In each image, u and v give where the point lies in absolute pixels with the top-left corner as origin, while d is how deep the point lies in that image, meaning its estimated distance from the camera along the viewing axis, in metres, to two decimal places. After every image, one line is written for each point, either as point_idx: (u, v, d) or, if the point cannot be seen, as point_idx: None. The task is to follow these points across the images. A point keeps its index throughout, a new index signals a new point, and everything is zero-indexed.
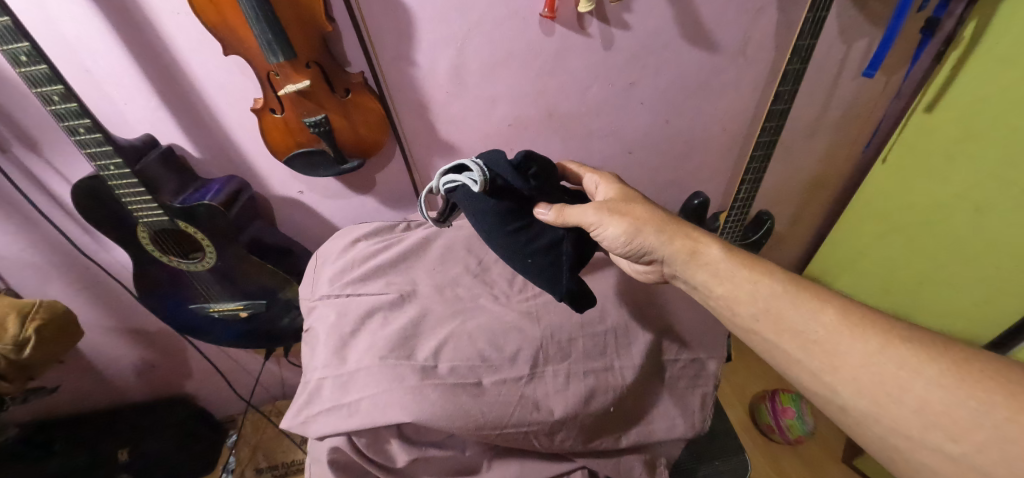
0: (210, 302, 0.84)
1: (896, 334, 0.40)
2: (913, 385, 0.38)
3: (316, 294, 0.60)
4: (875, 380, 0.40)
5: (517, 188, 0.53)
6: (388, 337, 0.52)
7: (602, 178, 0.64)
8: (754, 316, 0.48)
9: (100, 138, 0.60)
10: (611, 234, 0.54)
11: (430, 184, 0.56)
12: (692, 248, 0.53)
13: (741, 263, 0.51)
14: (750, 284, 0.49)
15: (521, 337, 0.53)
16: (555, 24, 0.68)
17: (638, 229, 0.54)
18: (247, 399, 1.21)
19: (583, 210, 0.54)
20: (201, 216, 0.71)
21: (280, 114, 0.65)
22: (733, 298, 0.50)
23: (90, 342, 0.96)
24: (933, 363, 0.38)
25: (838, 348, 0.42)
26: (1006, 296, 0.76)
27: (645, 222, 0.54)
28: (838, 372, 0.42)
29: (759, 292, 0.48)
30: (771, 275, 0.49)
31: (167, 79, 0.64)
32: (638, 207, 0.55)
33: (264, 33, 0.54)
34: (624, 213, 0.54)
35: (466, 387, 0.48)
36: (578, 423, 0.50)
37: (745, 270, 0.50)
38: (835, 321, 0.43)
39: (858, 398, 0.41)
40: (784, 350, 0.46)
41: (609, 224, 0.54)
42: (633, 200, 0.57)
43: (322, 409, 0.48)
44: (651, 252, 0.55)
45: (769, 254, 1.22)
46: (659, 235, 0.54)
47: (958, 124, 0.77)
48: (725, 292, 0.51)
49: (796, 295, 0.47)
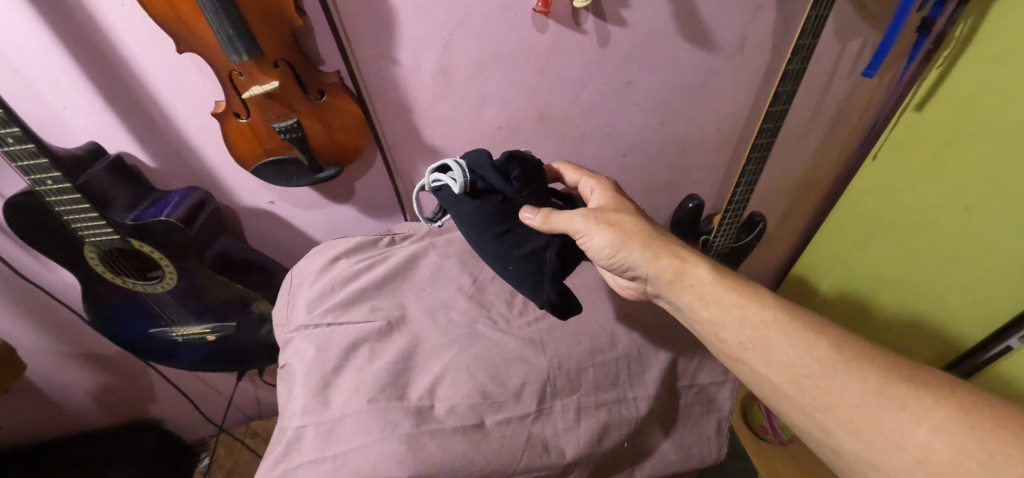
0: (173, 326, 0.76)
1: (898, 373, 0.39)
2: (916, 432, 0.36)
3: (292, 324, 0.54)
4: (874, 424, 0.38)
5: (497, 189, 0.49)
6: (377, 374, 0.47)
7: (599, 183, 0.58)
8: (742, 344, 0.45)
9: (33, 149, 0.52)
10: (596, 243, 0.50)
11: (418, 182, 0.53)
12: (680, 266, 0.49)
13: (731, 286, 0.47)
14: (739, 308, 0.46)
15: (525, 368, 0.49)
16: (548, 20, 0.63)
17: (625, 242, 0.50)
18: (218, 422, 1.14)
19: (570, 217, 0.49)
20: (158, 234, 0.63)
21: (245, 119, 0.58)
22: (719, 326, 0.46)
23: (38, 371, 0.87)
24: (935, 407, 0.36)
25: (836, 385, 0.40)
26: (993, 298, 0.77)
27: (633, 235, 0.50)
28: (832, 411, 0.40)
29: (748, 318, 0.45)
30: (763, 301, 0.46)
31: (113, 79, 0.56)
32: (627, 217, 0.51)
33: (223, 28, 0.47)
34: (612, 223, 0.50)
35: (466, 430, 0.44)
36: (591, 462, 0.46)
37: (734, 294, 0.46)
38: (830, 355, 0.41)
39: (855, 443, 0.38)
40: (773, 383, 0.43)
41: (595, 233, 0.49)
42: (624, 209, 0.53)
43: (302, 462, 0.42)
44: (635, 268, 0.50)
45: (758, 253, 1.22)
46: (645, 251, 0.49)
47: (947, 126, 0.76)
48: (710, 316, 0.47)
49: (790, 327, 0.44)
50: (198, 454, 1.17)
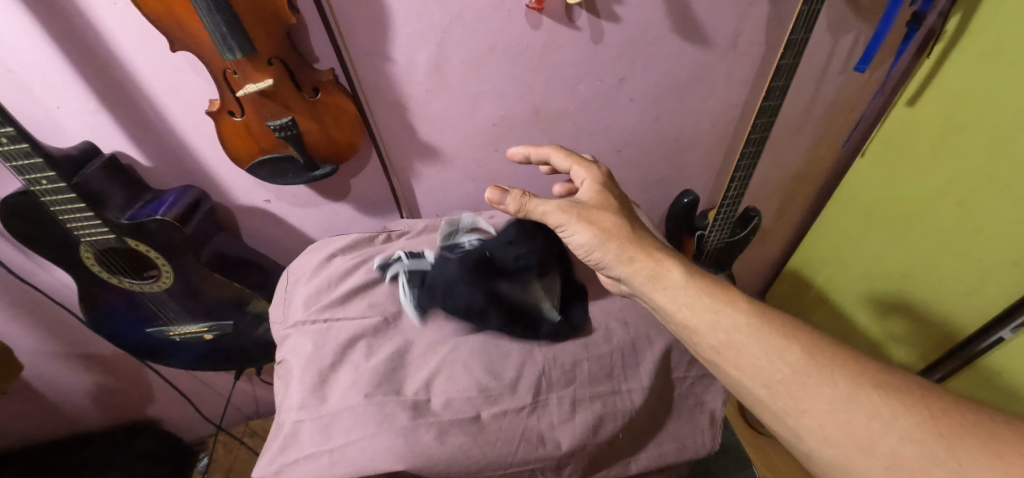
0: (170, 325, 0.76)
1: (869, 379, 0.37)
2: (886, 439, 0.34)
3: (289, 321, 0.54)
4: (844, 430, 0.36)
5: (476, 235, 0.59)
6: (374, 369, 0.47)
7: (589, 173, 0.57)
8: (713, 348, 0.44)
9: (27, 149, 0.51)
10: (574, 239, 0.52)
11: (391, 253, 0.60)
12: (654, 269, 0.48)
13: (702, 290, 0.46)
14: (711, 313, 0.44)
15: (521, 361, 0.50)
16: (542, 16, 0.64)
17: (601, 243, 0.51)
18: (217, 421, 1.14)
19: (547, 210, 0.52)
20: (154, 233, 0.63)
21: (240, 117, 0.58)
22: (690, 328, 0.45)
23: (35, 372, 0.87)
24: (906, 415, 0.34)
25: (806, 391, 0.38)
26: (983, 290, 0.78)
27: (612, 236, 0.50)
28: (804, 417, 0.38)
29: (719, 322, 0.44)
30: (735, 305, 0.44)
31: (107, 78, 0.56)
32: (608, 218, 0.51)
33: (216, 26, 0.47)
34: (591, 221, 0.51)
35: (462, 423, 0.44)
36: (587, 454, 0.46)
37: (705, 298, 0.45)
38: (801, 360, 0.39)
39: (826, 449, 0.37)
40: (746, 387, 0.42)
41: (574, 230, 0.51)
42: (606, 208, 0.53)
43: (300, 455, 0.42)
44: (611, 268, 0.51)
45: (753, 248, 1.23)
46: (620, 254, 0.50)
47: (939, 120, 0.77)
48: (680, 319, 0.46)
49: (761, 330, 0.42)
50: (197, 453, 1.17)
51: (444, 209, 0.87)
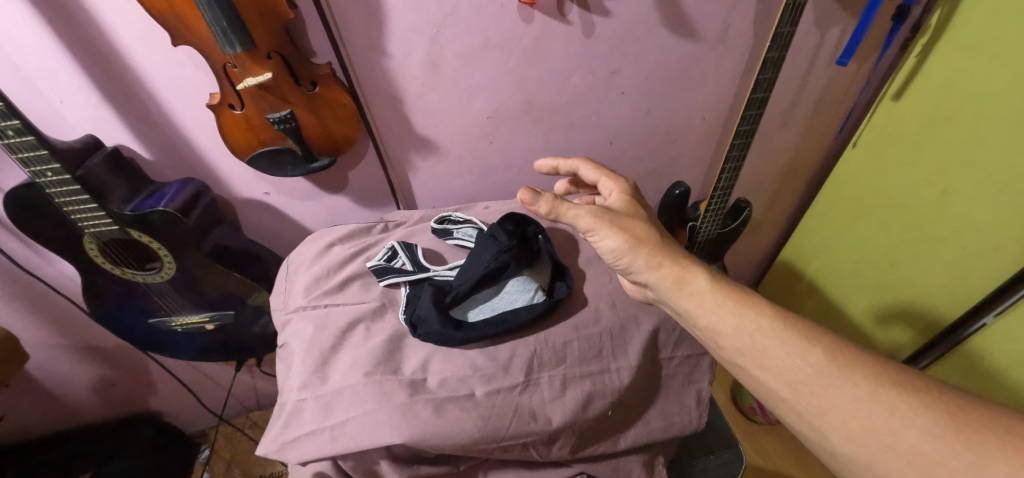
0: (172, 316, 0.78)
1: (888, 377, 0.37)
2: (905, 434, 0.34)
3: (290, 306, 0.56)
4: (865, 427, 0.36)
5: (486, 231, 0.60)
6: (372, 351, 0.49)
7: (617, 184, 0.57)
8: (739, 351, 0.44)
9: (32, 142, 0.53)
10: (604, 244, 0.51)
11: (390, 244, 0.61)
12: (679, 275, 0.48)
13: (729, 295, 0.47)
14: (737, 317, 0.45)
15: (514, 343, 0.52)
16: (534, 11, 0.65)
17: (630, 248, 0.50)
18: (218, 413, 1.16)
19: (580, 214, 0.50)
20: (156, 224, 0.64)
21: (240, 110, 0.60)
22: (716, 334, 0.46)
23: (39, 364, 0.88)
24: (924, 410, 0.35)
25: (828, 390, 0.38)
26: (965, 278, 0.80)
27: (642, 242, 0.50)
28: (827, 415, 0.38)
29: (744, 325, 0.44)
30: (758, 309, 0.45)
31: (110, 72, 0.57)
32: (638, 224, 0.51)
33: (216, 21, 0.48)
34: (623, 227, 0.50)
35: (456, 400, 0.46)
36: (576, 429, 0.48)
37: (730, 303, 0.46)
38: (823, 361, 0.40)
39: (849, 444, 0.37)
40: (771, 388, 0.42)
41: (606, 236, 0.50)
42: (634, 216, 0.53)
43: (303, 432, 0.44)
44: (638, 274, 0.51)
45: (745, 240, 1.25)
46: (650, 260, 0.49)
47: (924, 111, 0.79)
48: (708, 323, 0.46)
49: (784, 333, 0.42)
50: (198, 445, 1.19)
51: (439, 202, 0.89)
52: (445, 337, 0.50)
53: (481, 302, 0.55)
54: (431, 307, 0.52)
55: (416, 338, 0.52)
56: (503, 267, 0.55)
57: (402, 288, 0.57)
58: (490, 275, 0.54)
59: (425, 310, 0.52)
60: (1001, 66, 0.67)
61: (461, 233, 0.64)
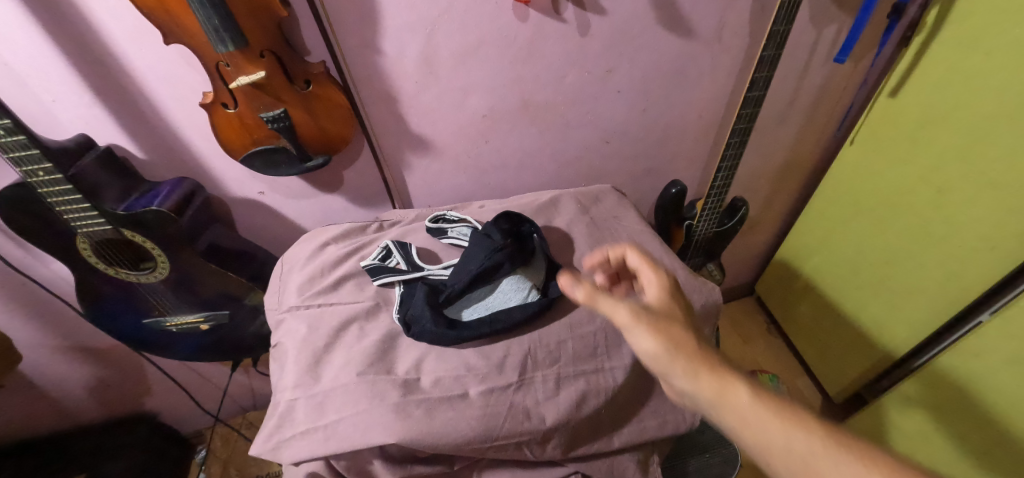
0: (166, 316, 0.77)
1: None
2: None
3: (284, 306, 0.56)
4: None
5: (480, 230, 0.60)
6: (366, 350, 0.49)
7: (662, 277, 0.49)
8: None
9: (24, 141, 0.52)
10: (638, 348, 0.42)
11: (384, 243, 0.61)
12: (721, 389, 0.38)
13: (783, 415, 0.36)
14: (792, 443, 0.35)
15: (508, 342, 0.51)
16: (529, 9, 0.65)
17: (664, 359, 0.41)
18: (214, 413, 1.16)
19: (615, 309, 0.42)
20: (149, 224, 0.64)
21: (233, 109, 0.59)
22: (765, 454, 0.35)
23: (33, 365, 0.88)
24: None
25: None
26: (960, 277, 0.80)
27: (682, 349, 0.41)
28: None
29: (795, 447, 0.34)
30: (816, 432, 0.35)
31: (102, 71, 0.57)
32: (679, 328, 0.42)
33: (209, 18, 0.48)
34: (661, 330, 0.41)
35: (450, 399, 0.46)
36: (570, 428, 0.48)
37: (780, 423, 0.36)
38: None
39: None
40: None
41: (640, 338, 0.41)
42: (674, 319, 0.44)
43: (295, 432, 0.44)
44: (676, 387, 0.41)
45: (742, 238, 1.25)
46: (690, 371, 0.40)
47: (920, 109, 0.79)
48: (755, 445, 0.36)
49: (842, 458, 0.33)
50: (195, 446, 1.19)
51: (435, 201, 0.88)
52: (439, 336, 0.50)
53: (476, 301, 0.55)
54: (425, 307, 0.51)
55: (410, 337, 0.51)
56: (497, 266, 0.55)
57: (396, 287, 0.57)
58: (484, 274, 0.54)
59: (419, 309, 0.52)
60: (996, 64, 0.66)
61: (456, 232, 0.63)
